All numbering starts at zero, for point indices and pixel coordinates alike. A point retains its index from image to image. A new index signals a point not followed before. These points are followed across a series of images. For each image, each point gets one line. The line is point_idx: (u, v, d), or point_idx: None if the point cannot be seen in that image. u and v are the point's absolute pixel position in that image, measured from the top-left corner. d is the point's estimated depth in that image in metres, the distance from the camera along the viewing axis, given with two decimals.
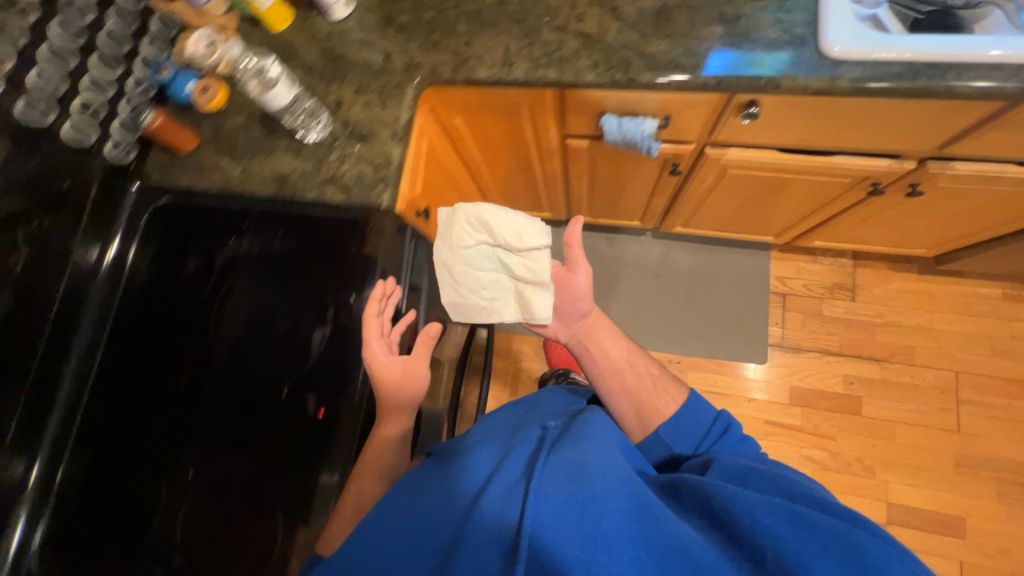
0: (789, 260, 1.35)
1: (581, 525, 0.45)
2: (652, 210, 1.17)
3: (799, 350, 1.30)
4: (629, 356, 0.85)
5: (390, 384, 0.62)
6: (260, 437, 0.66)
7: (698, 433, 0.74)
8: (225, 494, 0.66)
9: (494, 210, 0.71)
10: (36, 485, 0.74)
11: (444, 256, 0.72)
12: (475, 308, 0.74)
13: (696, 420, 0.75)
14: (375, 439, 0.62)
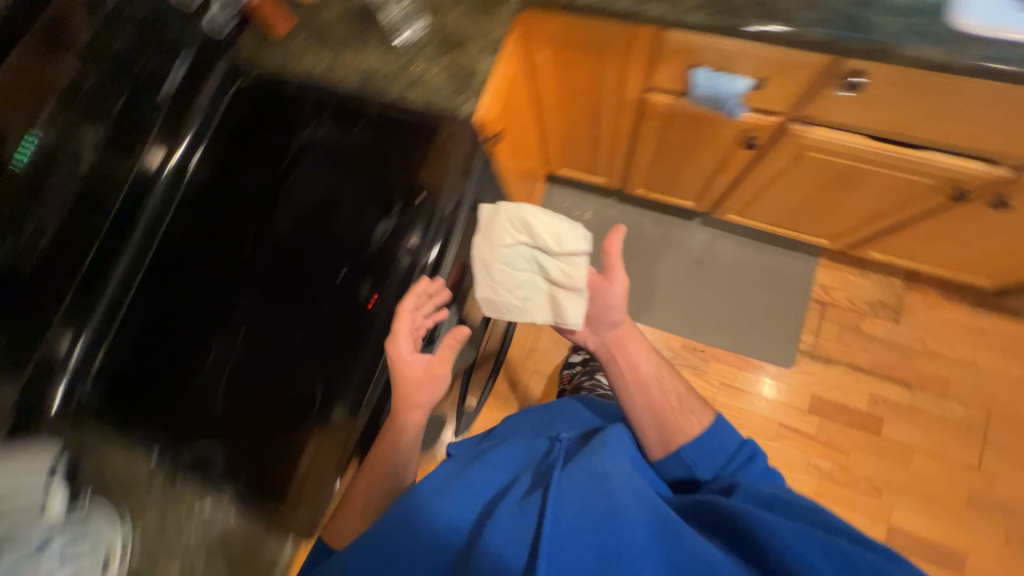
0: (836, 270, 1.32)
1: (595, 524, 0.50)
2: (711, 190, 1.15)
3: (828, 361, 1.27)
4: (657, 372, 0.87)
5: (417, 383, 0.64)
6: (312, 311, 0.68)
7: (717, 459, 0.78)
8: (270, 361, 0.68)
9: (538, 212, 0.68)
10: (86, 351, 0.75)
11: (482, 254, 0.68)
12: (509, 307, 0.71)
13: (717, 444, 0.78)
14: (408, 417, 0.66)
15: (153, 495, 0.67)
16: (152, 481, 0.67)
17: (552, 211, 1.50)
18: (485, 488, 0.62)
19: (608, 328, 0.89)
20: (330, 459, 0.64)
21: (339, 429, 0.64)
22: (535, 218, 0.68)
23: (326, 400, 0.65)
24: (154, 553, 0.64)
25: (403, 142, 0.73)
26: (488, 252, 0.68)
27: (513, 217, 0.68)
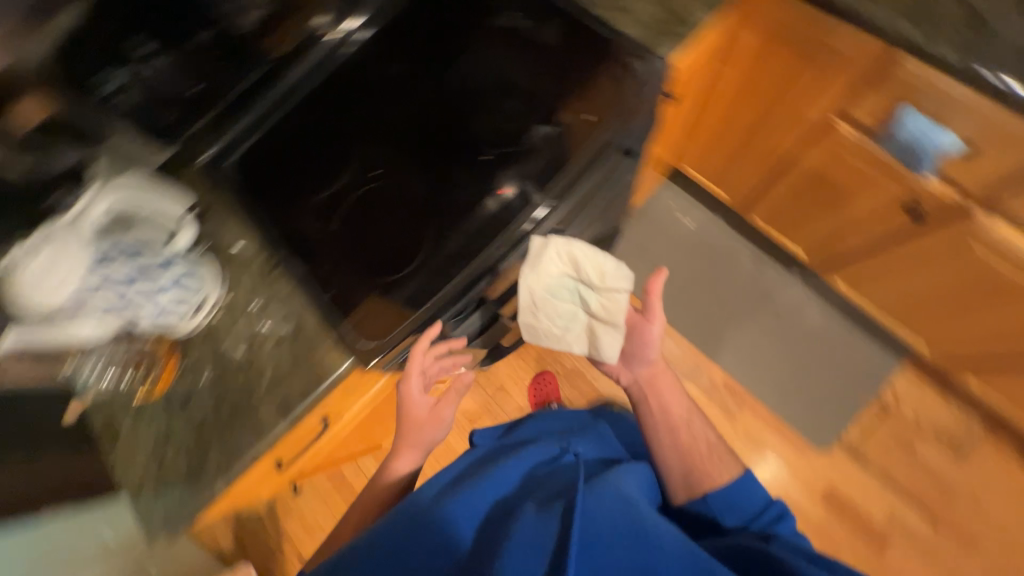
0: (916, 384, 1.25)
1: (619, 550, 0.53)
2: (836, 246, 1.11)
3: (864, 462, 1.22)
4: (688, 419, 0.83)
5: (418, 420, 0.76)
6: (447, 174, 0.71)
7: (743, 513, 0.70)
8: (393, 199, 0.72)
9: (582, 247, 0.70)
10: (230, 142, 0.81)
11: (530, 282, 0.69)
12: (551, 330, 0.73)
13: (742, 495, 0.72)
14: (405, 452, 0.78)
15: (252, 269, 0.73)
16: (257, 258, 0.74)
17: (655, 205, 1.48)
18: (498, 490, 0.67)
19: (642, 364, 0.87)
20: (402, 304, 0.67)
21: (420, 282, 0.67)
22: (584, 252, 0.71)
23: (422, 255, 0.68)
24: (234, 316, 0.71)
25: (586, 58, 0.73)
26: (534, 281, 0.69)
27: (561, 250, 0.69)
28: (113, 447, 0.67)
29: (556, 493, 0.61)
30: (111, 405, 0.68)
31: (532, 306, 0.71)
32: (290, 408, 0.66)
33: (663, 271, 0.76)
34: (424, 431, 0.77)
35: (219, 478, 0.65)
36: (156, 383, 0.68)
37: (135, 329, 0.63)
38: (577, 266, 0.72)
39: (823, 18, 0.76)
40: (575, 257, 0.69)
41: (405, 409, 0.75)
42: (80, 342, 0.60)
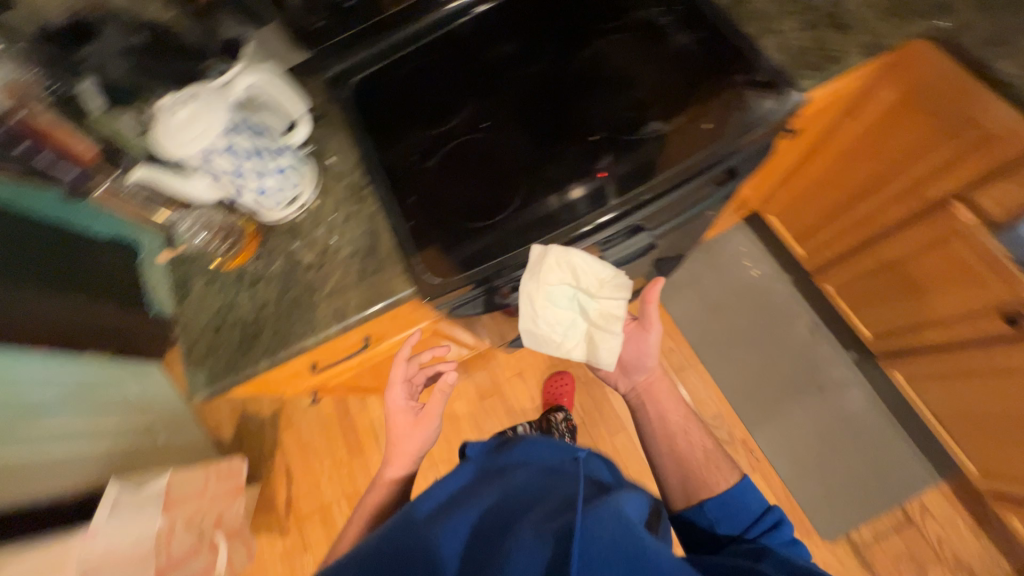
0: (950, 505, 1.16)
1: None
2: (910, 337, 1.07)
3: (866, 565, 1.16)
4: (686, 424, 0.82)
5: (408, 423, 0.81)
6: (548, 143, 0.71)
7: (735, 520, 0.66)
8: (491, 154, 0.72)
9: (582, 254, 0.67)
10: (354, 64, 0.85)
11: (532, 291, 0.66)
12: (551, 339, 0.70)
13: (739, 501, 0.67)
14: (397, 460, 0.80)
15: (344, 182, 0.76)
16: (350, 173, 0.77)
17: (723, 246, 1.46)
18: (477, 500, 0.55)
19: (640, 372, 0.88)
20: (472, 254, 0.68)
21: (495, 239, 0.68)
22: (587, 261, 0.67)
23: (505, 214, 0.69)
24: (316, 219, 0.75)
25: (714, 70, 0.72)
26: (535, 290, 0.66)
27: (561, 259, 0.65)
28: (184, 306, 0.74)
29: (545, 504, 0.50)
30: (190, 268, 0.75)
31: (532, 314, 0.68)
32: (343, 316, 0.68)
33: (661, 277, 0.74)
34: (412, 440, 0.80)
35: (263, 360, 0.69)
36: (233, 259, 0.73)
37: (237, 198, 0.67)
38: (576, 274, 0.68)
39: (977, 87, 0.71)
40: (575, 265, 0.66)
41: (393, 416, 0.82)
42: (193, 197, 0.65)
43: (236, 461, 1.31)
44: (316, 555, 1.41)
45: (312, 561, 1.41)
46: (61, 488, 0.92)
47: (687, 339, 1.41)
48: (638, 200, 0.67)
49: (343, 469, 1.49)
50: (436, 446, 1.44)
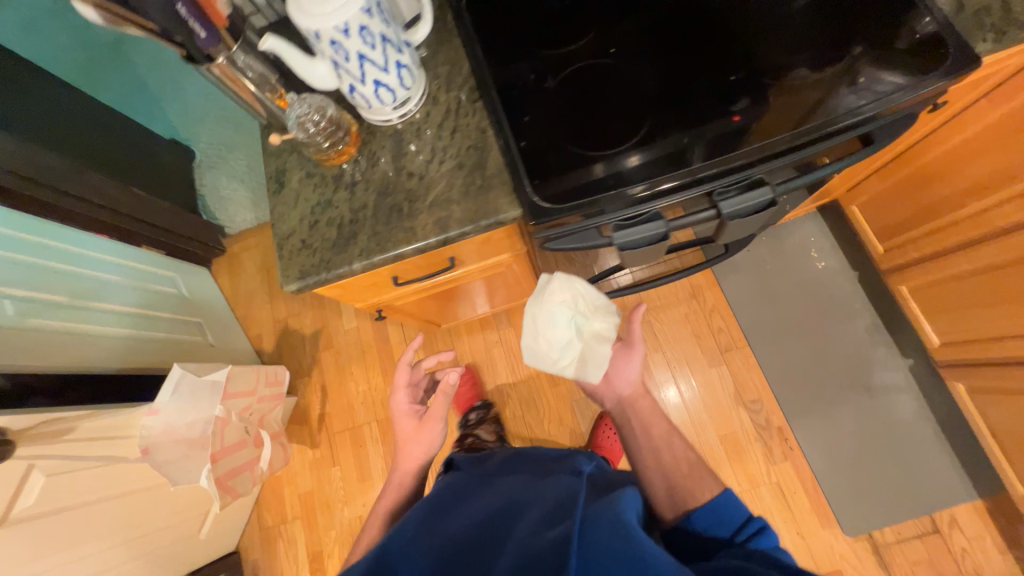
0: (980, 521, 1.16)
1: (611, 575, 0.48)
2: (979, 350, 1.03)
3: (881, 561, 1.17)
4: (669, 438, 0.81)
5: (414, 428, 0.99)
6: (675, 83, 0.68)
7: (724, 522, 0.65)
8: (616, 82, 0.69)
9: (581, 284, 0.81)
10: None
11: (535, 311, 0.80)
12: (546, 354, 0.81)
13: (730, 509, 0.66)
14: (406, 458, 0.97)
15: (454, 94, 0.73)
16: (462, 86, 0.73)
17: (795, 233, 1.41)
18: (483, 522, 0.63)
19: (623, 385, 0.88)
20: (583, 184, 0.65)
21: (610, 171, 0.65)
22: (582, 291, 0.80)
23: (623, 149, 0.66)
24: (422, 128, 0.72)
25: (867, 22, 0.66)
26: (538, 309, 0.80)
27: (565, 285, 0.80)
28: (279, 197, 0.73)
29: (542, 519, 0.58)
30: (289, 161, 0.75)
31: (534, 332, 0.81)
32: (445, 228, 0.67)
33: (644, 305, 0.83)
34: (416, 446, 0.97)
35: (357, 260, 0.68)
36: (332, 155, 0.72)
37: (351, 91, 0.65)
38: (577, 300, 0.81)
39: None
40: (576, 292, 0.80)
41: (400, 422, 1.00)
42: (312, 81, 0.64)
43: (277, 366, 1.30)
44: (343, 469, 1.48)
45: (340, 473, 1.48)
46: (87, 363, 1.07)
47: (738, 321, 1.38)
48: (770, 147, 0.63)
49: (376, 394, 1.53)
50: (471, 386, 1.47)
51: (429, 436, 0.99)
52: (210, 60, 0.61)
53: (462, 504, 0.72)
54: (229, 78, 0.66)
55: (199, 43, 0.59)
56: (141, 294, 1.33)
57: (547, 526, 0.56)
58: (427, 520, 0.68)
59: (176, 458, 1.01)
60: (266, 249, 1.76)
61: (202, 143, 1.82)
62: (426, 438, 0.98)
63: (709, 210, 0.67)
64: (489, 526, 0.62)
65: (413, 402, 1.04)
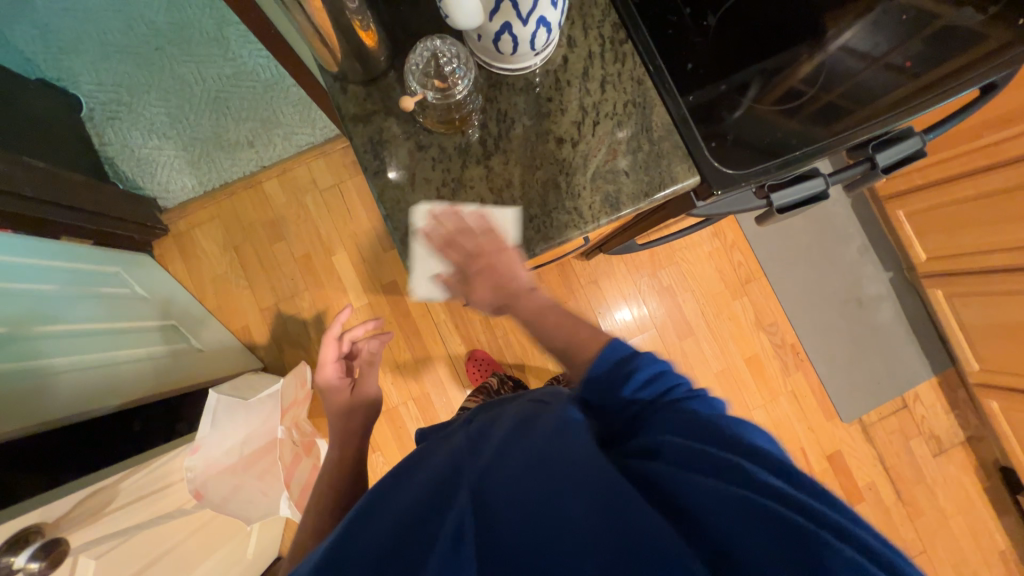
0: (936, 393, 1.45)
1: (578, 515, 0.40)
2: (969, 259, 1.23)
3: (871, 439, 1.42)
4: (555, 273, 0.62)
5: (346, 399, 0.89)
6: (813, 26, 0.65)
7: (610, 382, 0.52)
8: (767, 24, 0.65)
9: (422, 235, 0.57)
10: None
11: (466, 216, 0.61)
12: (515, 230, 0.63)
13: (610, 366, 0.53)
14: (337, 432, 0.84)
15: (595, 33, 0.61)
16: (603, 22, 0.61)
17: None
18: (437, 472, 0.51)
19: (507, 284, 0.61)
20: (754, 149, 0.60)
21: (716, 95, 0.62)
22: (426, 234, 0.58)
23: (736, 86, 0.63)
24: (564, 78, 0.60)
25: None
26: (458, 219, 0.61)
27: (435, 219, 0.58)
28: (388, 179, 0.58)
29: (489, 494, 0.45)
30: (389, 128, 0.58)
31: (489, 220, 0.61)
32: (617, 206, 0.58)
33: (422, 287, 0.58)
34: (355, 417, 0.86)
35: (517, 253, 0.57)
36: (457, 118, 0.57)
37: (501, 31, 0.49)
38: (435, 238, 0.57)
39: None
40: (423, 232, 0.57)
41: (331, 394, 0.89)
42: (455, 14, 0.46)
43: (301, 366, 1.09)
44: (384, 453, 1.40)
45: (383, 458, 1.40)
46: (63, 413, 0.82)
47: (756, 254, 1.45)
48: (885, 100, 0.63)
49: (406, 373, 1.42)
50: (508, 348, 1.44)
51: (365, 405, 0.89)
52: None
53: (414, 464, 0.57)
54: (333, 16, 0.48)
55: None
56: (95, 304, 1.02)
57: (500, 507, 0.43)
58: (392, 481, 0.55)
59: (230, 492, 0.94)
60: (227, 224, 1.43)
61: (87, 86, 1.33)
62: (361, 408, 0.88)
63: (862, 163, 0.66)
64: (434, 487, 0.49)
65: (342, 377, 0.92)
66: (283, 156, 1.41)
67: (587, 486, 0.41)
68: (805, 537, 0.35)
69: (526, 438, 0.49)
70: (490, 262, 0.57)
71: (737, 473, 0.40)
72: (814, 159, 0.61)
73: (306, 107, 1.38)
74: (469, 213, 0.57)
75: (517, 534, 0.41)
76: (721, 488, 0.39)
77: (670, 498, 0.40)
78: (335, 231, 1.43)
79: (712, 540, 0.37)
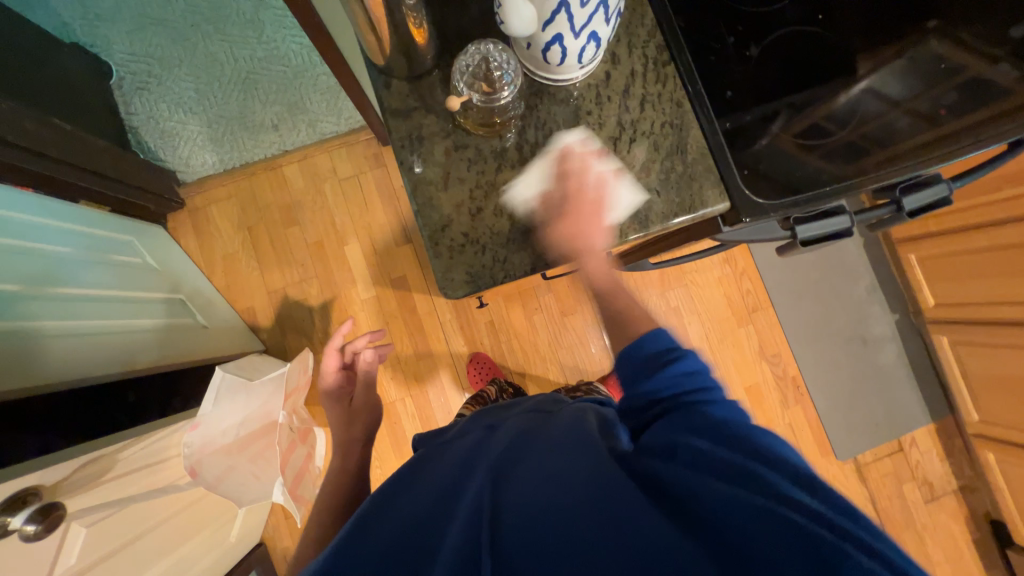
0: (933, 439, 1.45)
1: (587, 525, 0.41)
2: (976, 309, 1.24)
3: (864, 479, 1.42)
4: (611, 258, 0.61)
5: (346, 410, 0.90)
6: (853, 65, 0.66)
7: (642, 369, 0.53)
8: (808, 60, 0.65)
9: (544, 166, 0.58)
10: None
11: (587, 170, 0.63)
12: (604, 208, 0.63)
13: (652, 352, 0.54)
14: (340, 433, 0.85)
15: (639, 53, 0.61)
16: (647, 42, 0.62)
17: None
18: (440, 483, 0.52)
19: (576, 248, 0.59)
20: (783, 182, 0.61)
21: (751, 124, 0.63)
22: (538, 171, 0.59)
23: (770, 117, 0.63)
24: (605, 93, 0.60)
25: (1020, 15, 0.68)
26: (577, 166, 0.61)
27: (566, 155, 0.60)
28: (422, 175, 0.59)
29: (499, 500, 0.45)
30: (427, 125, 0.59)
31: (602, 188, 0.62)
32: (645, 223, 0.59)
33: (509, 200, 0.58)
34: (357, 422, 0.87)
35: (543, 259, 0.58)
36: (497, 122, 0.58)
37: (551, 42, 0.50)
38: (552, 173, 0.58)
39: None
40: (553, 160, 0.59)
41: (334, 401, 0.92)
42: (510, 21, 0.47)
43: (307, 353, 1.09)
44: (377, 447, 1.39)
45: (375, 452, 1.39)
46: (63, 378, 0.82)
47: (765, 284, 1.46)
48: (914, 145, 0.63)
49: (406, 369, 1.41)
50: (511, 354, 1.44)
51: (367, 411, 0.90)
52: None
53: (416, 467, 0.58)
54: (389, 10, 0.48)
55: None
56: (106, 271, 1.02)
57: (512, 514, 0.44)
58: (394, 483, 0.55)
59: (225, 473, 0.94)
60: (243, 203, 1.43)
61: (119, 54, 1.34)
62: (362, 417, 0.89)
63: (888, 206, 0.66)
64: (438, 497, 0.50)
65: (341, 386, 0.93)
66: (306, 143, 1.42)
67: (589, 500, 0.42)
68: (826, 552, 0.34)
69: (531, 450, 0.50)
70: (586, 209, 0.57)
71: (754, 483, 0.39)
72: (840, 197, 0.61)
73: (333, 96, 1.39)
74: (607, 164, 0.59)
75: (531, 543, 0.42)
76: (742, 497, 0.38)
77: (685, 509, 0.40)
78: (350, 220, 1.43)
79: (736, 551, 0.36)
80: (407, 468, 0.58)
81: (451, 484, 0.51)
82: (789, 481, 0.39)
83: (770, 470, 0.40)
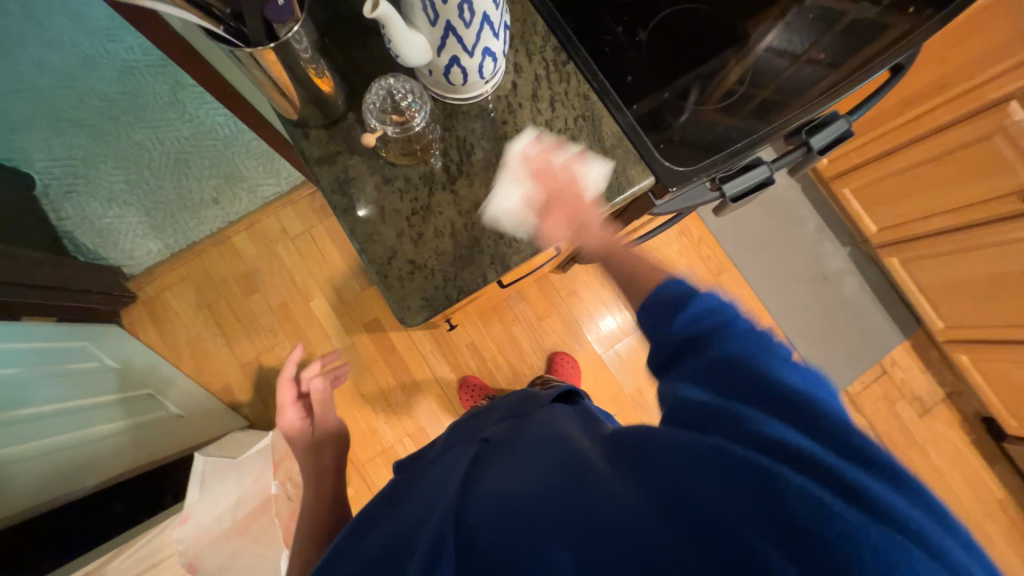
0: (911, 356, 1.51)
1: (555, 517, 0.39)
2: (914, 226, 1.32)
3: (859, 409, 1.46)
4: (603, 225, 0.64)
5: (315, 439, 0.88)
6: (736, 27, 0.71)
7: (659, 317, 0.50)
8: (696, 32, 0.70)
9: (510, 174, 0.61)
10: None
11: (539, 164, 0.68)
12: None
13: (670, 295, 0.50)
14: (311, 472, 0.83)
15: (539, 58, 0.65)
16: (544, 47, 0.66)
17: None
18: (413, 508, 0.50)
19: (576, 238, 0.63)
20: (699, 146, 0.65)
21: (659, 102, 0.66)
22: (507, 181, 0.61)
23: (676, 92, 0.67)
24: (515, 102, 0.63)
25: None
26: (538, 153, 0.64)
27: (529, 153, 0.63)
28: (360, 215, 0.60)
29: (469, 501, 0.43)
30: (354, 166, 0.60)
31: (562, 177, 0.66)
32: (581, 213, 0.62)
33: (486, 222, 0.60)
34: (326, 456, 0.85)
35: (492, 269, 0.60)
36: (419, 148, 0.60)
37: (450, 66, 0.53)
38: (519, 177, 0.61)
39: None
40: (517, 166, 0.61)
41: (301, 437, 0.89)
42: (405, 55, 0.50)
43: None
44: None
45: None
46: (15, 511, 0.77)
47: (722, 246, 1.52)
48: (807, 92, 0.69)
49: (397, 410, 1.39)
50: (499, 370, 1.43)
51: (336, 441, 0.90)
52: (273, 39, 0.47)
53: (397, 493, 0.57)
54: (288, 67, 0.50)
55: (272, 14, 0.46)
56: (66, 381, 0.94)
57: (483, 513, 0.41)
58: (368, 517, 0.55)
59: (227, 560, 0.91)
60: (198, 283, 1.41)
61: (39, 162, 1.27)
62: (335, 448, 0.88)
63: (799, 148, 0.71)
64: (415, 514, 0.48)
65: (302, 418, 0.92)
66: (250, 210, 1.42)
67: (561, 486, 0.41)
68: (780, 490, 0.34)
69: (502, 456, 0.49)
70: (567, 190, 0.61)
71: (726, 430, 0.39)
72: (755, 149, 0.65)
73: (268, 159, 1.39)
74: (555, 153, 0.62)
75: (499, 533, 0.39)
76: (703, 442, 0.38)
77: (655, 475, 0.38)
78: (310, 276, 1.42)
79: (697, 509, 0.35)
80: (378, 498, 0.58)
81: (423, 507, 0.49)
82: (762, 420, 0.39)
83: (749, 405, 0.40)
